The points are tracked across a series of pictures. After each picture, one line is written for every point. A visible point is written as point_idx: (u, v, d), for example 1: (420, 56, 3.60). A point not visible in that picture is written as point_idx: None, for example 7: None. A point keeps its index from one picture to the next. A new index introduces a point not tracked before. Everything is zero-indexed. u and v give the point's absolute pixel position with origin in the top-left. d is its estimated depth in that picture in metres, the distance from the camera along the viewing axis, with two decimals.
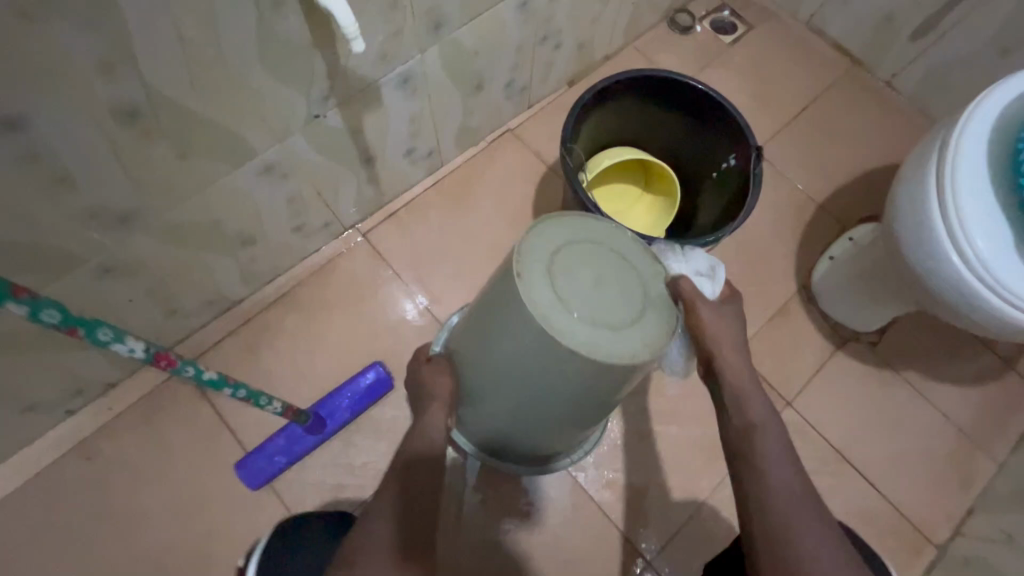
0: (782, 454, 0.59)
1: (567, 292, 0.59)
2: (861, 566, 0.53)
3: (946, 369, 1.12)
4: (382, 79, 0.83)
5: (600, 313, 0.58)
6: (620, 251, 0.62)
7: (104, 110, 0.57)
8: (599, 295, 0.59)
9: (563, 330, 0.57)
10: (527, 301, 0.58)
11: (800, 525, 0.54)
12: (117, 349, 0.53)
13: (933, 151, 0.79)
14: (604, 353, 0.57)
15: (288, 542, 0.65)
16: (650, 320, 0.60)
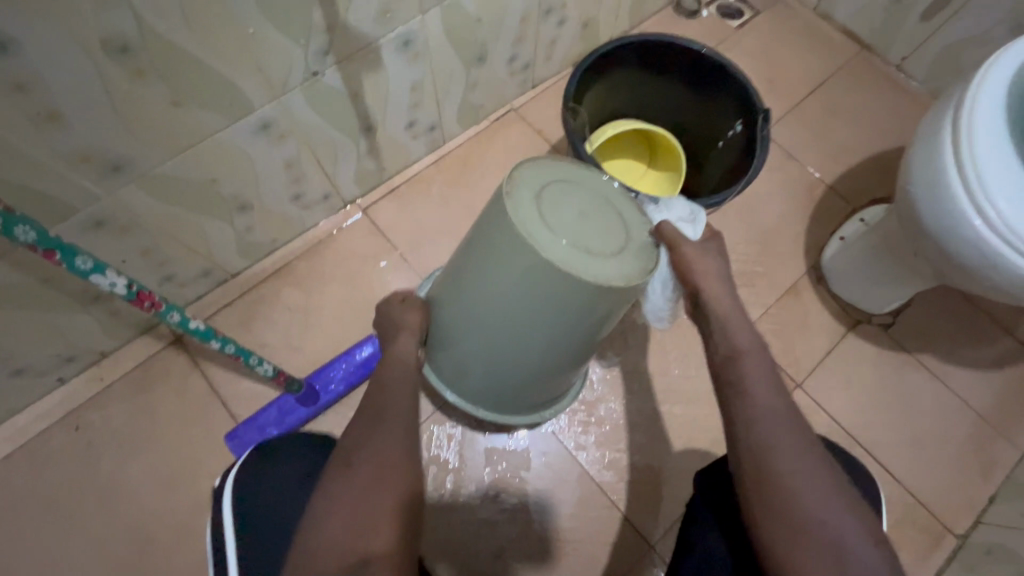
0: (769, 380, 0.56)
1: (554, 221, 0.59)
2: (845, 490, 0.50)
3: (964, 353, 1.08)
4: (382, 39, 0.82)
5: (584, 241, 0.59)
6: (607, 192, 0.64)
7: (95, 41, 0.56)
8: (585, 224, 0.60)
9: (546, 249, 0.57)
10: (514, 219, 0.58)
11: (786, 449, 0.51)
12: (98, 280, 0.54)
13: (948, 108, 0.76)
14: (583, 274, 0.57)
15: (260, 476, 0.63)
16: (630, 256, 0.61)
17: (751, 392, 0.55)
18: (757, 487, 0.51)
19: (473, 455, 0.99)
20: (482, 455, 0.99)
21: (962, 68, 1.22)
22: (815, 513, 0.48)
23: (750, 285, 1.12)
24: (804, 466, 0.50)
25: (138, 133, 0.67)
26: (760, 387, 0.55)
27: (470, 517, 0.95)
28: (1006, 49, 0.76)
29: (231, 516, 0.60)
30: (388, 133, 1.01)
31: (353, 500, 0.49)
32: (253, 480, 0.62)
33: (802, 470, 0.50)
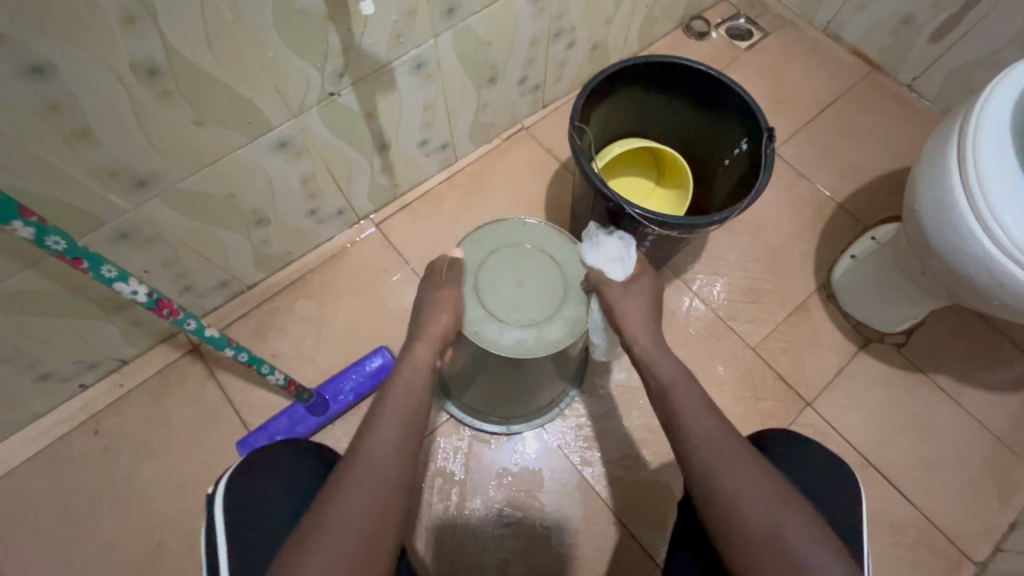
0: (703, 406, 0.61)
1: (498, 303, 0.79)
2: (794, 500, 0.53)
3: (981, 374, 1.05)
4: (395, 62, 0.85)
5: (526, 313, 0.79)
6: (538, 256, 0.83)
7: (126, 64, 0.60)
8: (522, 295, 0.80)
9: (497, 335, 0.77)
10: (465, 317, 0.78)
11: (727, 468, 0.55)
12: (120, 288, 0.56)
13: (954, 128, 0.76)
14: (531, 349, 0.77)
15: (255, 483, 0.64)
16: (567, 310, 0.80)
17: (686, 414, 0.61)
18: (704, 500, 0.55)
19: (478, 467, 0.99)
20: (488, 468, 0.99)
21: (974, 88, 1.21)
22: (759, 527, 0.51)
23: (758, 301, 1.12)
24: (740, 472, 0.55)
25: (164, 150, 0.71)
26: (696, 409, 0.61)
27: (475, 530, 0.95)
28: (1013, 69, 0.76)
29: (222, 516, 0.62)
30: (401, 151, 1.05)
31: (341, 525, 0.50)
32: (248, 480, 0.64)
33: (740, 477, 0.54)
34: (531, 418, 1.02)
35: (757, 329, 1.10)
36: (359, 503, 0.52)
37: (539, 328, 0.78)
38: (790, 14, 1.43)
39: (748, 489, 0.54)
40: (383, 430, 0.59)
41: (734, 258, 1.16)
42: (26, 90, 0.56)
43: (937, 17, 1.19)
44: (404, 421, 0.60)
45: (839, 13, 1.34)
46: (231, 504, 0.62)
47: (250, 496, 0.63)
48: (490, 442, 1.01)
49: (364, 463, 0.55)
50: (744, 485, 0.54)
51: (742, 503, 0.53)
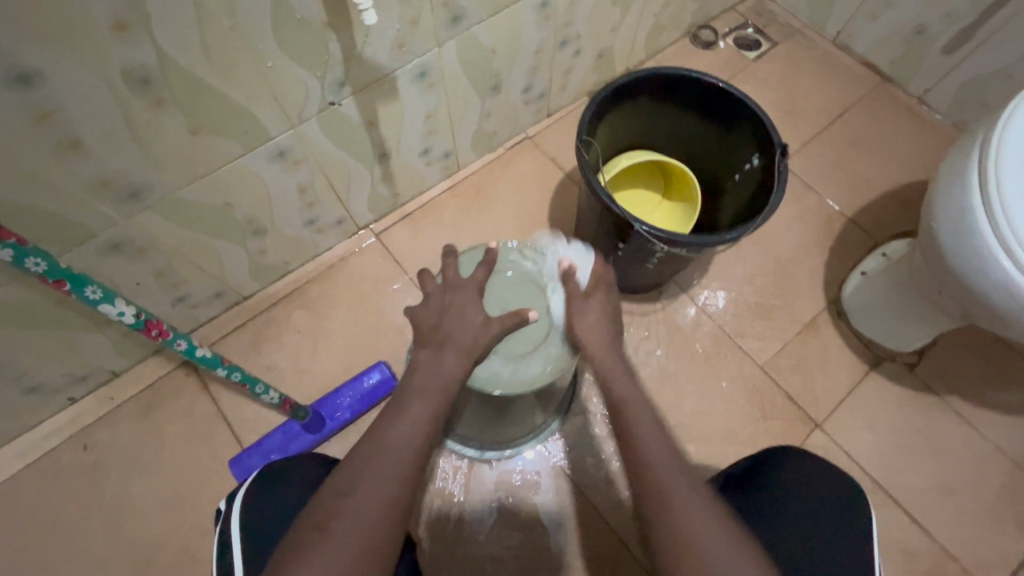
0: (653, 422, 0.60)
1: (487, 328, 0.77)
2: (737, 526, 0.52)
3: (994, 395, 1.03)
4: (397, 70, 0.83)
5: (510, 343, 0.77)
6: (532, 282, 0.80)
7: (118, 73, 0.58)
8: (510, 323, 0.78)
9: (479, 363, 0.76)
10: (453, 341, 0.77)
11: (673, 483, 0.54)
12: (106, 309, 0.53)
13: (974, 145, 0.74)
14: (510, 383, 0.75)
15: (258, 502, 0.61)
16: (553, 344, 0.77)
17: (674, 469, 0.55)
18: (658, 524, 0.52)
19: (479, 487, 0.96)
20: (489, 488, 0.96)
21: (988, 101, 1.19)
22: (708, 553, 0.49)
23: (766, 318, 1.10)
24: (689, 492, 0.53)
25: (158, 160, 0.69)
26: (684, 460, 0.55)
27: (473, 554, 0.93)
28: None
29: (237, 533, 0.59)
30: (402, 160, 1.02)
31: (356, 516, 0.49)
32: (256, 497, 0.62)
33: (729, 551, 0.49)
34: (533, 438, 0.99)
35: (765, 346, 1.07)
36: (379, 484, 0.52)
37: (518, 363, 0.76)
38: (800, 24, 1.40)
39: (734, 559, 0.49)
40: (412, 411, 0.59)
41: (742, 272, 1.13)
42: (13, 100, 0.54)
43: (950, 29, 1.17)
44: (435, 408, 0.60)
45: (850, 23, 1.32)
46: (247, 518, 0.60)
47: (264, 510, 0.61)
48: (490, 462, 0.98)
49: (388, 445, 0.55)
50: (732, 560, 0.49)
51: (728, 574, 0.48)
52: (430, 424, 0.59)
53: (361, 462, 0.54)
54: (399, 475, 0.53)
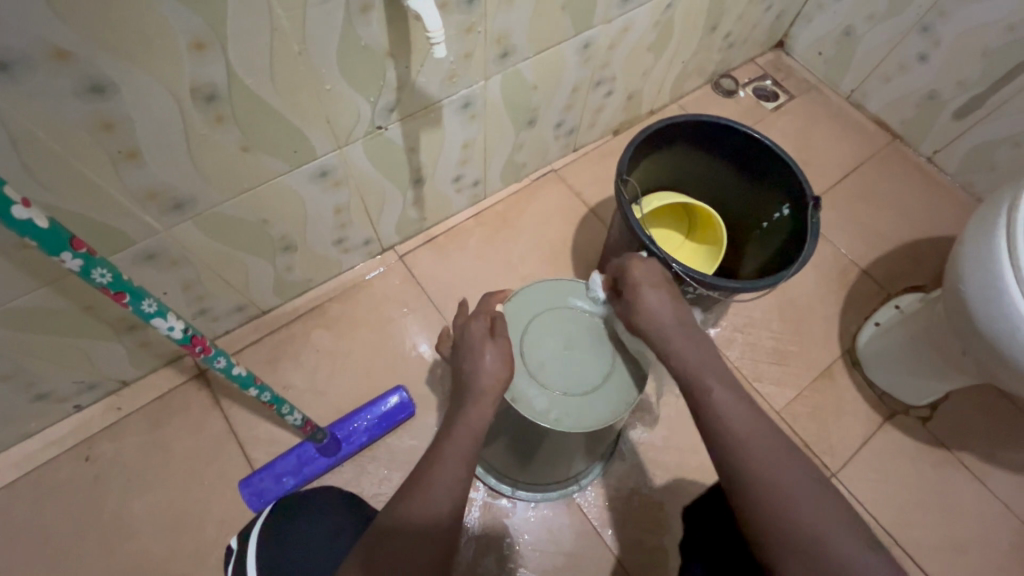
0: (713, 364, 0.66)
1: (550, 368, 0.80)
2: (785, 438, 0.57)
3: (1004, 453, 1.04)
4: (444, 100, 0.84)
5: (573, 381, 0.80)
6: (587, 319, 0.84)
7: (186, 89, 0.58)
8: (570, 362, 0.81)
9: (547, 404, 0.78)
10: (524, 385, 0.78)
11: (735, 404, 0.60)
12: (157, 324, 0.53)
13: (1002, 208, 0.76)
14: (582, 423, 0.77)
15: (280, 540, 0.61)
16: (616, 379, 0.80)
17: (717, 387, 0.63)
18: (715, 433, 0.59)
19: (494, 524, 0.95)
20: (502, 525, 0.95)
21: (995, 166, 1.23)
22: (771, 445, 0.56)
23: (783, 363, 1.11)
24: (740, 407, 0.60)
25: (207, 175, 0.69)
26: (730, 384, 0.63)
27: None
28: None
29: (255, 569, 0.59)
30: (435, 186, 1.03)
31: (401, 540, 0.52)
32: (280, 538, 0.61)
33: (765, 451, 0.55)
34: (554, 487, 0.97)
35: (782, 392, 1.08)
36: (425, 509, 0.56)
37: (583, 403, 0.78)
38: (816, 79, 1.46)
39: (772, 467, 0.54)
40: (451, 452, 0.62)
41: (760, 317, 1.15)
42: (81, 108, 0.54)
43: (962, 96, 1.22)
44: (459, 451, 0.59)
45: (863, 83, 1.38)
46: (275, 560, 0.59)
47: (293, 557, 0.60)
48: (507, 497, 0.97)
49: (430, 484, 0.58)
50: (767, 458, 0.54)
51: (771, 473, 0.53)
52: (466, 464, 0.62)
53: (401, 502, 0.57)
54: (439, 506, 0.57)
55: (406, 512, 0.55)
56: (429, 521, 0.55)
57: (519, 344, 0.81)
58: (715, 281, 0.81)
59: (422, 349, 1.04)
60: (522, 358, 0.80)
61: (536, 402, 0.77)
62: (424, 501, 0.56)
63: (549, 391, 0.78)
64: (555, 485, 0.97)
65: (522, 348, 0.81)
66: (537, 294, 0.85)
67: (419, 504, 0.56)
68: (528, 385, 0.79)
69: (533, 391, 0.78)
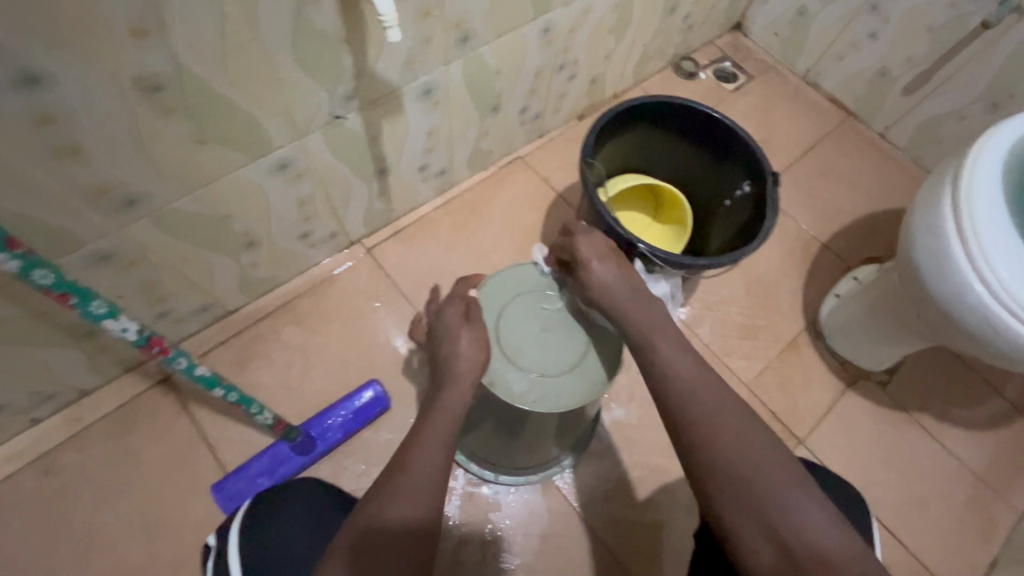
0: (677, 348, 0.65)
1: (526, 349, 0.81)
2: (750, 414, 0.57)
3: (957, 412, 1.09)
4: (405, 87, 0.83)
5: (549, 363, 0.80)
6: (563, 302, 0.85)
7: (130, 80, 0.56)
8: (546, 344, 0.81)
9: (525, 385, 0.78)
10: (500, 367, 0.79)
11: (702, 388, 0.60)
12: (109, 326, 0.51)
13: (947, 177, 0.80)
14: (560, 404, 0.78)
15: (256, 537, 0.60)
16: (593, 361, 0.81)
17: (720, 444, 0.55)
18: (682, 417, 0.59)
19: (475, 510, 0.96)
20: (484, 511, 0.96)
21: (942, 140, 1.29)
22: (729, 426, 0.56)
23: (751, 337, 1.14)
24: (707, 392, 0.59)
25: (159, 171, 0.66)
26: (727, 427, 0.55)
27: None
28: (1008, 121, 0.80)
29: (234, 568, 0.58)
30: (401, 175, 1.01)
31: (382, 532, 0.52)
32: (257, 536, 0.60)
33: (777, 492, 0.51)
34: (532, 472, 0.98)
35: (751, 365, 1.11)
36: (411, 501, 0.55)
37: (561, 385, 0.79)
38: (773, 60, 1.49)
39: (762, 542, 0.50)
40: (431, 441, 0.61)
41: (728, 294, 1.18)
42: (16, 102, 0.51)
43: (910, 73, 1.27)
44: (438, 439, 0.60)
45: (818, 62, 1.41)
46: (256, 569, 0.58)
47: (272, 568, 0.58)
48: (486, 483, 0.98)
49: (413, 475, 0.57)
50: (781, 502, 0.51)
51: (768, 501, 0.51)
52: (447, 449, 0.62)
53: (385, 492, 0.56)
54: (425, 498, 0.56)
55: (389, 503, 0.54)
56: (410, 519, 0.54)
57: (495, 329, 0.81)
58: (685, 260, 0.82)
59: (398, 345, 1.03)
60: (498, 344, 0.80)
61: (513, 383, 0.78)
62: (407, 491, 0.56)
63: (527, 374, 0.79)
64: (533, 470, 0.98)
65: (499, 334, 0.81)
66: (513, 278, 0.85)
67: (399, 502, 0.55)
68: (505, 368, 0.79)
69: (511, 374, 0.79)
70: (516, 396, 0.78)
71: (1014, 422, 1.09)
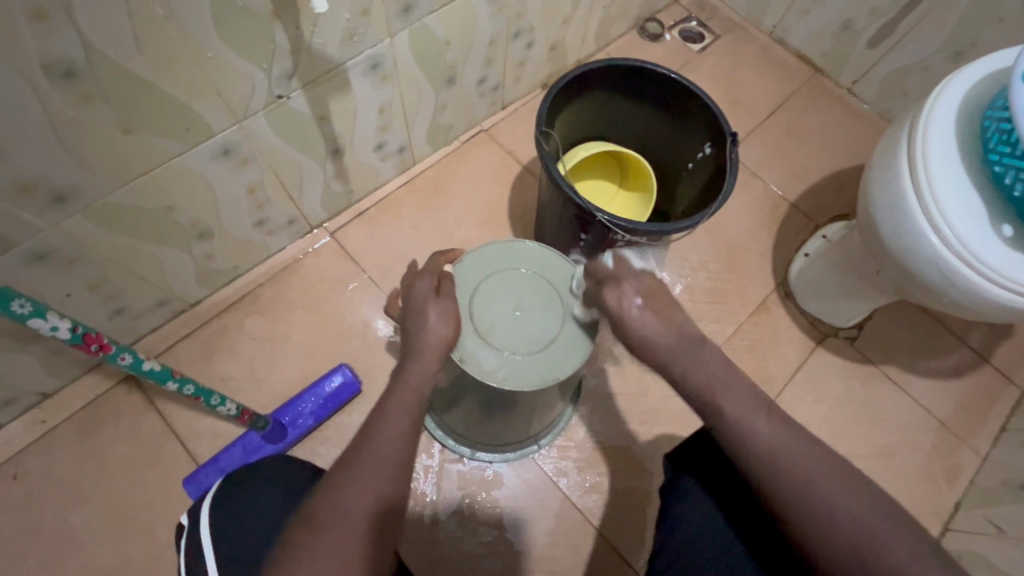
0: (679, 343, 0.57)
1: (499, 327, 0.80)
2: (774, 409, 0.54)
3: (924, 363, 1.11)
4: (349, 62, 0.80)
5: (522, 340, 0.80)
6: (535, 279, 0.84)
7: (36, 66, 0.52)
8: (518, 322, 0.81)
9: (496, 363, 0.78)
10: (473, 346, 0.78)
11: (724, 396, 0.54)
12: (36, 325, 0.49)
13: (904, 131, 0.79)
14: (532, 382, 0.78)
15: (223, 522, 0.59)
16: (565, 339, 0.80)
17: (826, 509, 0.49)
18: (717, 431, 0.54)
19: (450, 487, 0.97)
20: (460, 486, 0.97)
21: (909, 92, 1.28)
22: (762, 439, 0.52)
23: (721, 301, 1.14)
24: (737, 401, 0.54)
25: (86, 161, 0.63)
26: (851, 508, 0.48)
27: (450, 553, 0.93)
28: (965, 68, 0.78)
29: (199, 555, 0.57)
30: (356, 155, 0.99)
31: (347, 508, 0.51)
32: (223, 525, 0.59)
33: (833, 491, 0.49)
34: (506, 450, 0.99)
35: (722, 329, 1.12)
36: (375, 478, 0.54)
37: (533, 363, 0.79)
38: (739, 17, 1.45)
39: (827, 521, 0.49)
40: (394, 415, 0.59)
41: (697, 259, 1.18)
42: None
43: (874, 25, 1.25)
44: (395, 421, 0.59)
45: (784, 18, 1.38)
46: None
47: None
48: (463, 459, 0.99)
49: (375, 451, 0.56)
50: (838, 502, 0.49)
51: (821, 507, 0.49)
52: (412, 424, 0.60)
53: (348, 467, 0.54)
54: (390, 473, 0.55)
55: (349, 483, 0.53)
56: (381, 503, 0.53)
57: (466, 307, 0.81)
58: (648, 228, 0.81)
59: (382, 326, 1.02)
60: (469, 320, 0.80)
61: (485, 362, 0.78)
62: (370, 466, 0.54)
63: (497, 351, 0.79)
64: (511, 447, 0.99)
65: (470, 311, 0.80)
66: (485, 254, 0.84)
67: (359, 489, 0.52)
68: (475, 345, 0.79)
69: (481, 352, 0.78)
70: (489, 373, 0.77)
71: (978, 369, 1.11)
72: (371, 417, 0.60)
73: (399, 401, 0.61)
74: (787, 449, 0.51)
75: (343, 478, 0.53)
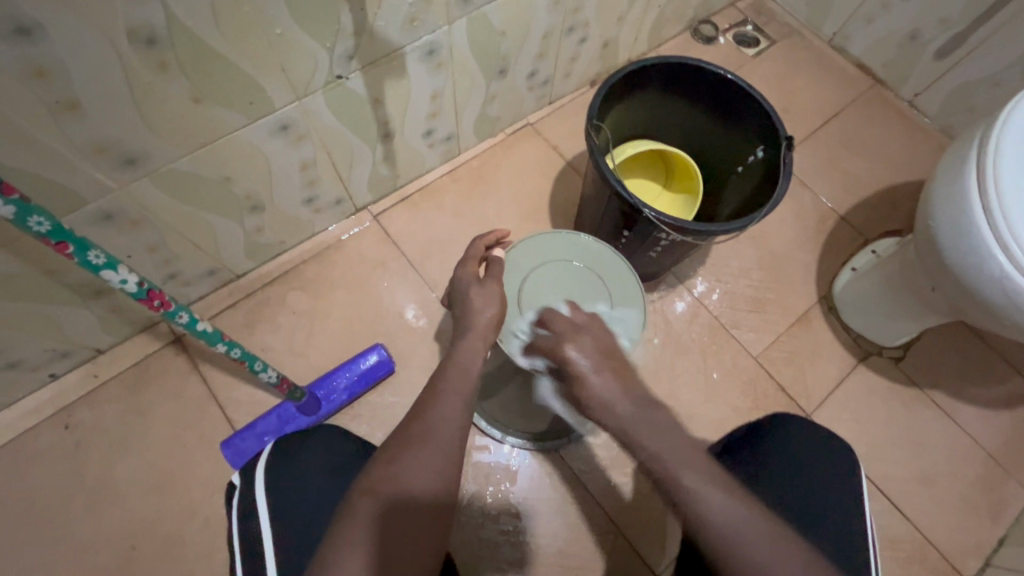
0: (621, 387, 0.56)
1: None
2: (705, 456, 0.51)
3: (974, 390, 1.06)
4: (407, 47, 0.81)
5: None
6: (586, 273, 0.84)
7: (122, 31, 0.55)
8: None
9: None
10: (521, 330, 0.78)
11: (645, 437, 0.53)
12: (108, 276, 0.52)
13: (974, 143, 0.75)
14: None
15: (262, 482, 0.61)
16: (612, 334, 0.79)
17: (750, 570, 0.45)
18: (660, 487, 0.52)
19: (474, 474, 0.97)
20: (484, 474, 0.97)
21: (975, 108, 1.22)
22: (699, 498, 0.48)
23: (761, 311, 1.12)
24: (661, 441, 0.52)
25: (157, 128, 0.66)
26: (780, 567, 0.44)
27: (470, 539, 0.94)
28: None
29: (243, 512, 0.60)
30: (405, 141, 1.00)
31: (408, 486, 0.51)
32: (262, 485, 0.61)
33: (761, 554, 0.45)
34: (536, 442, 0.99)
35: (759, 338, 1.09)
36: (434, 459, 0.54)
37: None
38: (797, 23, 1.42)
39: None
40: (448, 395, 0.59)
41: (739, 267, 1.15)
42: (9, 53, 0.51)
43: (943, 36, 1.20)
44: (434, 398, 0.59)
45: (846, 25, 1.34)
46: (271, 544, 0.58)
47: (288, 542, 0.58)
48: (490, 449, 0.99)
49: (431, 431, 0.56)
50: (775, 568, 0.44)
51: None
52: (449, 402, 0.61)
53: (404, 441, 0.55)
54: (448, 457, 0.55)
55: (408, 460, 0.53)
56: (440, 483, 0.53)
57: (515, 291, 0.81)
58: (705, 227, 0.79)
59: (412, 313, 1.04)
60: (517, 304, 0.80)
61: None
62: (429, 445, 0.54)
63: None
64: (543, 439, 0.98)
65: (520, 296, 0.80)
66: (538, 243, 0.85)
67: (418, 467, 0.53)
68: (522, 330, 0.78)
69: None
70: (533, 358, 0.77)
71: None
72: (423, 399, 0.60)
73: (443, 381, 0.61)
74: (732, 524, 0.47)
75: (400, 454, 0.53)
